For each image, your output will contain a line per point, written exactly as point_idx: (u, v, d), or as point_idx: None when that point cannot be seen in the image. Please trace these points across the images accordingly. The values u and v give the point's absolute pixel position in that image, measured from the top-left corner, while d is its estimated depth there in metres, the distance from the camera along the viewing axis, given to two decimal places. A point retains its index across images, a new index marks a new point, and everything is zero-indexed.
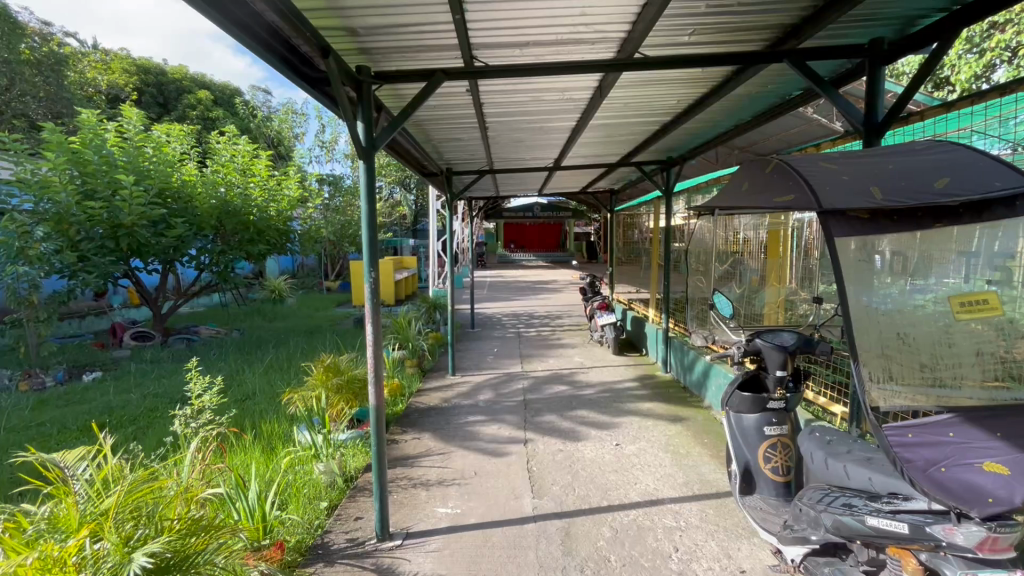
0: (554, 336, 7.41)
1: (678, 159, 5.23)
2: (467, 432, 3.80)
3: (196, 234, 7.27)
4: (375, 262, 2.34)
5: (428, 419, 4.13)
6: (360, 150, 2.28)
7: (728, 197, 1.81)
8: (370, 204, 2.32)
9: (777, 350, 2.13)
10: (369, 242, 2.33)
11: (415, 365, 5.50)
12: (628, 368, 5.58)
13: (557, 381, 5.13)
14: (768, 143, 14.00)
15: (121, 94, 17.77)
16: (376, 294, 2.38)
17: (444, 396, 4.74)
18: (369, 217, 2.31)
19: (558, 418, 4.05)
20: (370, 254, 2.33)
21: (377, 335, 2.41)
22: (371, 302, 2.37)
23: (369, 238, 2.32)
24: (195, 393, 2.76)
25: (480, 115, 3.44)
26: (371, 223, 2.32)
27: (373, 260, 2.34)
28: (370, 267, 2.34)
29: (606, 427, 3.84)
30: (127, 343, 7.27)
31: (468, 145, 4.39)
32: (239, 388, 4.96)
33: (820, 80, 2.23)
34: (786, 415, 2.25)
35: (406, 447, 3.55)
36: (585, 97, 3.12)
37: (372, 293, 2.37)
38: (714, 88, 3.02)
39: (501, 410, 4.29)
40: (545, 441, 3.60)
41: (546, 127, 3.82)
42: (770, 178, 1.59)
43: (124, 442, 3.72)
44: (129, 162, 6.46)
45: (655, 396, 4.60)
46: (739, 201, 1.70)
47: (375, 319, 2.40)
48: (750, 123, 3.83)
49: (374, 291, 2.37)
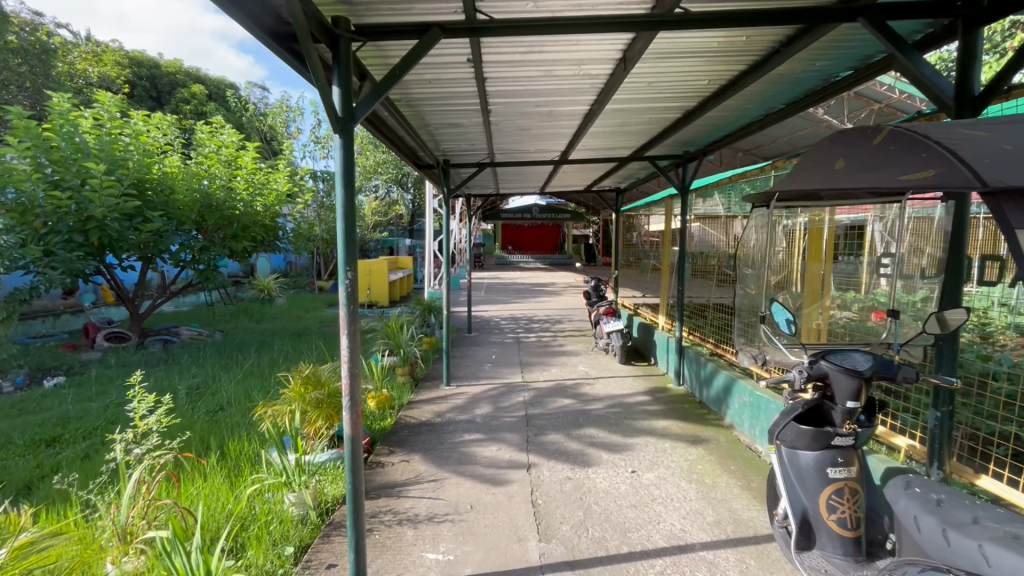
0: (556, 343, 7.00)
1: (696, 154, 4.81)
2: (461, 454, 3.38)
3: (176, 229, 6.83)
4: (353, 260, 1.90)
5: (420, 437, 3.69)
6: (335, 120, 1.83)
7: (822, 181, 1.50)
8: (347, 191, 1.89)
9: (849, 375, 1.70)
10: (346, 237, 1.89)
11: (406, 374, 5.06)
12: (638, 379, 5.16)
13: (562, 393, 4.71)
14: (773, 145, 13.75)
15: (113, 87, 17.30)
16: (353, 299, 1.93)
17: (437, 409, 4.31)
18: (345, 204, 1.87)
19: (564, 438, 3.62)
20: (346, 249, 1.89)
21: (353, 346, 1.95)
22: (347, 307, 1.92)
23: (345, 231, 1.88)
24: (136, 415, 2.26)
25: (482, 95, 3.02)
26: (348, 212, 1.88)
27: (349, 258, 1.90)
28: (346, 264, 1.90)
29: (619, 450, 3.43)
30: (102, 345, 6.83)
31: (467, 133, 3.96)
32: (213, 399, 4.49)
33: (903, 42, 1.83)
34: (852, 453, 1.84)
35: (393, 473, 3.11)
36: (605, 73, 2.70)
37: (348, 297, 1.92)
38: (755, 65, 2.63)
39: (500, 427, 3.86)
40: (550, 466, 3.18)
41: (555, 112, 3.40)
42: (888, 150, 1.35)
43: (71, 461, 3.27)
44: (102, 150, 5.99)
45: (670, 413, 4.17)
46: (837, 178, 1.46)
47: (351, 330, 1.94)
48: (787, 110, 3.36)
49: (350, 294, 1.92)
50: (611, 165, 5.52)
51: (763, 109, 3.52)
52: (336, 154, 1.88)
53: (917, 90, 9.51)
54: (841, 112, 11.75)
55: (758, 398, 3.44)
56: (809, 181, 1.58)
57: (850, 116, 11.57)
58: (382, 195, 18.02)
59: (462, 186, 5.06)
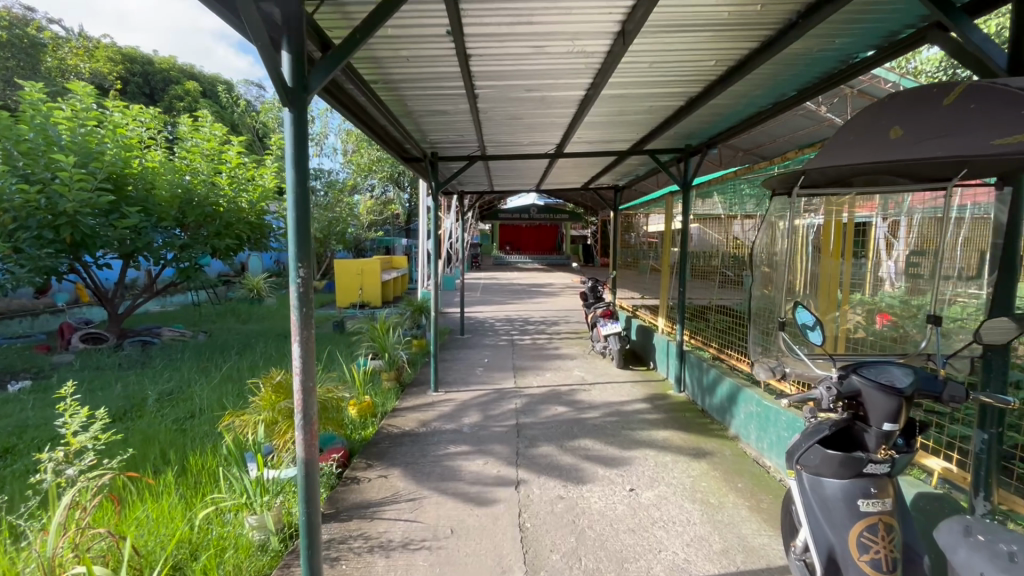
0: (551, 346, 6.74)
1: (699, 148, 4.54)
2: (445, 469, 3.12)
3: (155, 226, 6.54)
4: (305, 256, 1.64)
5: (401, 449, 3.42)
6: (284, 91, 1.57)
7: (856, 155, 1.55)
8: (299, 175, 1.63)
9: (885, 393, 1.44)
10: (297, 230, 1.62)
11: (392, 379, 4.79)
12: (636, 385, 4.90)
13: (555, 400, 4.44)
14: (774, 144, 13.57)
15: (105, 83, 16.98)
16: (306, 301, 1.66)
17: (423, 417, 4.04)
18: (296, 190, 1.61)
19: (558, 451, 3.36)
20: (297, 243, 1.63)
21: (304, 359, 1.67)
22: (298, 310, 1.65)
23: (298, 221, 1.62)
24: (67, 432, 1.99)
25: (467, 77, 2.75)
26: (300, 199, 1.62)
27: (301, 252, 1.64)
28: (297, 261, 1.63)
29: (616, 464, 3.16)
30: (77, 347, 6.56)
31: (454, 123, 3.70)
32: (184, 406, 4.22)
33: (950, 5, 1.61)
34: (886, 482, 1.58)
35: (368, 491, 2.85)
36: (602, 49, 2.43)
37: (300, 298, 1.65)
38: (768, 41, 2.38)
39: (489, 438, 3.59)
40: (541, 483, 2.91)
41: (547, 97, 3.14)
42: (957, 117, 1.39)
43: (17, 477, 2.99)
44: (76, 143, 5.71)
45: (670, 422, 3.91)
46: (900, 146, 1.44)
47: (302, 341, 1.68)
48: (799, 96, 3.12)
49: (301, 296, 1.65)
50: (609, 160, 5.27)
51: (773, 96, 3.27)
52: (286, 133, 1.62)
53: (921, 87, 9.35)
54: (843, 110, 11.58)
55: (766, 408, 3.19)
56: (846, 155, 1.55)
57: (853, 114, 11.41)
58: (377, 195, 17.76)
59: (452, 181, 4.80)
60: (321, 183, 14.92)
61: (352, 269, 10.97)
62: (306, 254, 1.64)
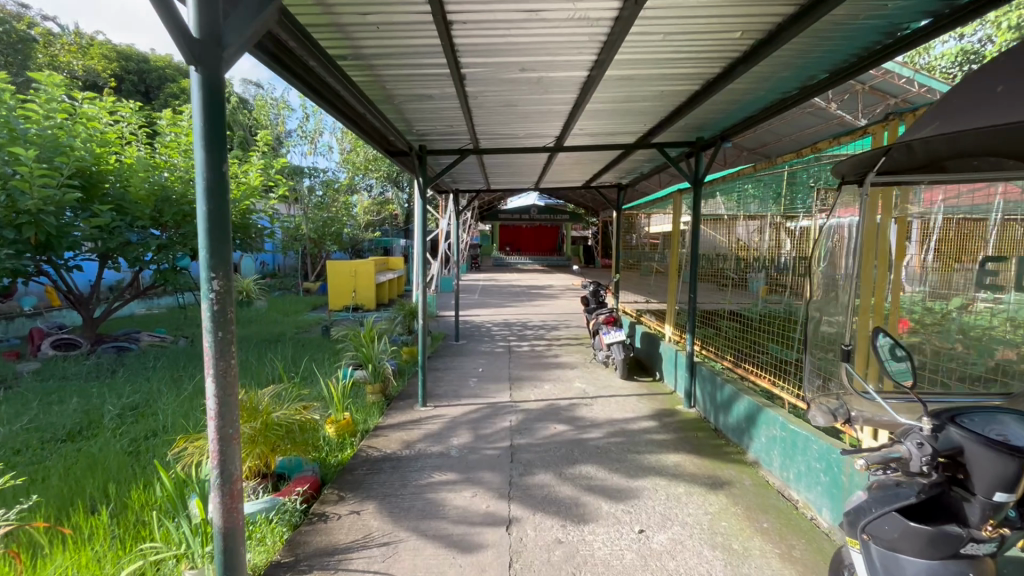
0: (550, 354, 6.35)
1: (712, 141, 4.16)
2: (427, 503, 2.73)
3: (130, 225, 6.15)
4: (216, 262, 1.47)
5: (379, 477, 3.04)
6: (187, 45, 1.35)
7: (1000, 107, 1.48)
8: (211, 157, 1.44)
9: (999, 454, 1.07)
10: (209, 232, 1.45)
11: (377, 393, 4.41)
12: (642, 399, 4.51)
13: (554, 417, 4.05)
14: (780, 143, 13.25)
15: (98, 80, 16.50)
16: (222, 322, 1.50)
17: (407, 437, 3.66)
18: (207, 190, 1.43)
19: (555, 480, 2.97)
20: (207, 249, 1.46)
21: (221, 392, 1.51)
22: (212, 335, 1.48)
23: (208, 225, 1.45)
24: None
25: (450, 51, 2.36)
26: (211, 190, 1.43)
27: (215, 258, 1.47)
28: (209, 268, 1.46)
29: (622, 498, 2.78)
30: (47, 352, 6.20)
31: (439, 111, 3.32)
32: (145, 423, 3.85)
33: None
34: (986, 564, 1.19)
35: (335, 532, 2.47)
36: (610, 12, 2.03)
37: (214, 320, 1.48)
38: (811, 2, 1.99)
39: (480, 464, 3.21)
40: (536, 523, 2.53)
41: (544, 78, 2.75)
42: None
43: None
44: (42, 136, 5.34)
45: (681, 444, 3.53)
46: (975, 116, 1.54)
47: (217, 374, 1.51)
48: (833, 78, 2.75)
49: (215, 315, 1.48)
50: (613, 154, 4.88)
51: (800, 79, 2.90)
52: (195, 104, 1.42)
53: (936, 82, 9.02)
54: (854, 108, 11.25)
55: (792, 433, 2.81)
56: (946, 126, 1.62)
57: (863, 111, 11.10)
58: (374, 195, 17.38)
59: (442, 177, 4.41)
60: (319, 180, 14.11)
61: (346, 270, 10.58)
62: (218, 259, 1.47)
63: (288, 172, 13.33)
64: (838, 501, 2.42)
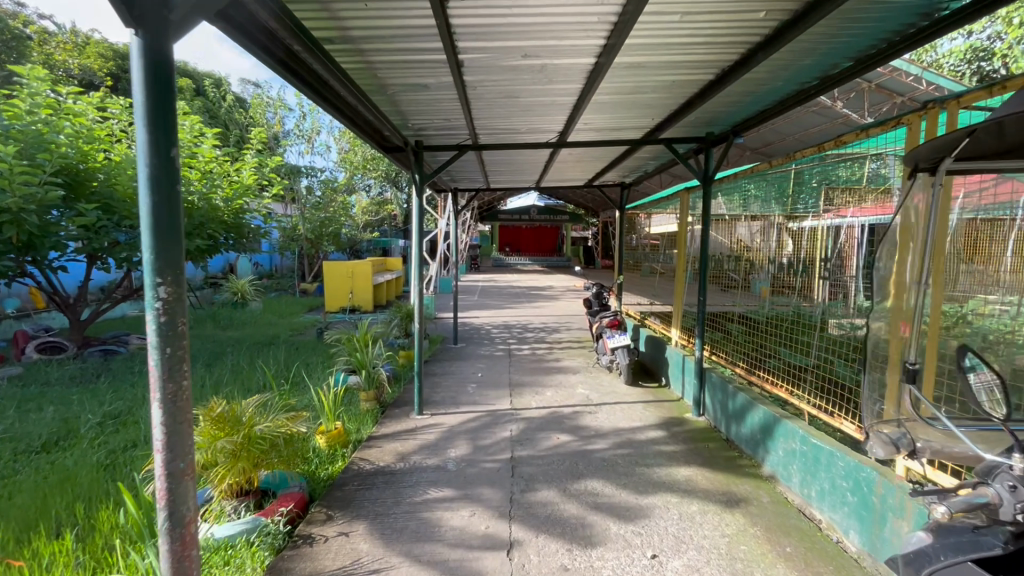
0: (551, 358, 6.15)
1: (723, 136, 3.96)
2: (421, 523, 2.53)
3: (117, 224, 5.96)
4: (162, 268, 1.35)
5: (370, 493, 2.84)
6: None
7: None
8: (153, 140, 1.31)
9: None
10: (150, 230, 1.32)
11: (372, 400, 4.22)
12: (648, 407, 4.31)
13: (557, 426, 3.86)
14: (784, 142, 13.07)
15: (95, 79, 16.30)
16: (170, 335, 1.39)
17: (402, 448, 3.46)
18: (149, 188, 1.31)
19: (559, 498, 2.78)
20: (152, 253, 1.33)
21: (169, 418, 1.39)
22: (157, 353, 1.38)
23: (151, 230, 1.33)
24: None
25: (446, 33, 2.16)
26: (150, 182, 1.31)
27: (160, 263, 1.35)
28: (154, 273, 1.34)
29: (631, 518, 2.58)
30: (31, 356, 5.99)
31: (436, 103, 3.13)
32: (126, 433, 3.65)
33: None
34: None
35: (321, 558, 2.27)
36: None
37: (160, 336, 1.38)
38: None
39: (479, 478, 3.01)
40: (539, 546, 2.33)
41: (548, 65, 2.56)
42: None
43: None
44: (24, 132, 5.15)
45: (691, 456, 3.34)
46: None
47: (165, 398, 1.40)
48: (858, 65, 2.58)
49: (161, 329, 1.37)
50: (619, 150, 4.68)
51: (821, 68, 2.71)
52: (137, 87, 1.29)
53: (945, 80, 8.87)
54: (860, 106, 11.10)
55: (815, 448, 2.60)
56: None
57: (870, 110, 10.92)
58: (372, 195, 17.22)
59: (439, 174, 4.21)
60: (316, 180, 13.90)
61: (343, 271, 10.40)
62: (167, 263, 1.35)
63: (285, 171, 13.14)
64: (868, 524, 2.22)
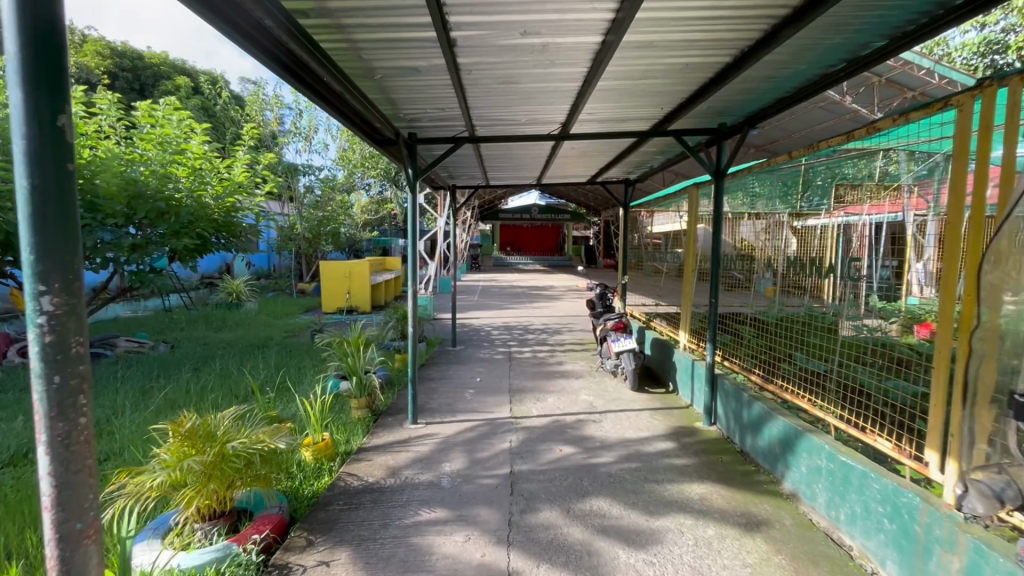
0: (554, 361, 5.90)
1: (736, 128, 3.71)
2: (410, 550, 2.30)
3: (101, 223, 5.73)
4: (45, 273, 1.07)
5: (357, 514, 2.61)
6: None
7: None
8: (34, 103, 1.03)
9: None
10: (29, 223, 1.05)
11: (363, 408, 3.98)
12: (655, 415, 4.07)
13: (560, 437, 3.62)
14: (790, 139, 12.81)
15: (92, 78, 16.08)
16: (58, 359, 1.10)
17: (393, 461, 3.23)
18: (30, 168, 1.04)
19: (562, 520, 2.54)
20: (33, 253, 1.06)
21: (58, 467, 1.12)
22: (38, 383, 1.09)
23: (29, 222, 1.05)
24: None
25: (435, 6, 1.92)
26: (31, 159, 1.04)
27: (44, 269, 1.07)
28: (35, 280, 1.07)
29: (642, 544, 2.34)
30: (13, 360, 5.77)
31: (428, 89, 2.88)
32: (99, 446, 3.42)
33: None
34: None
35: None
36: None
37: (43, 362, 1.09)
38: None
39: (475, 496, 2.78)
40: None
41: (550, 44, 2.31)
42: None
43: None
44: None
45: (704, 471, 3.10)
46: None
47: (52, 441, 1.12)
48: (899, 40, 2.30)
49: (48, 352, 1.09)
50: (624, 143, 4.44)
51: (850, 49, 2.46)
52: (10, 39, 1.01)
53: (959, 73, 8.58)
54: (870, 100, 10.79)
55: (843, 466, 2.37)
56: None
57: (880, 105, 10.64)
58: (372, 194, 17.01)
59: (434, 168, 3.97)
60: (313, 178, 13.77)
61: (340, 271, 10.19)
62: (54, 267, 1.08)
63: (282, 169, 12.92)
64: (909, 556, 1.99)
